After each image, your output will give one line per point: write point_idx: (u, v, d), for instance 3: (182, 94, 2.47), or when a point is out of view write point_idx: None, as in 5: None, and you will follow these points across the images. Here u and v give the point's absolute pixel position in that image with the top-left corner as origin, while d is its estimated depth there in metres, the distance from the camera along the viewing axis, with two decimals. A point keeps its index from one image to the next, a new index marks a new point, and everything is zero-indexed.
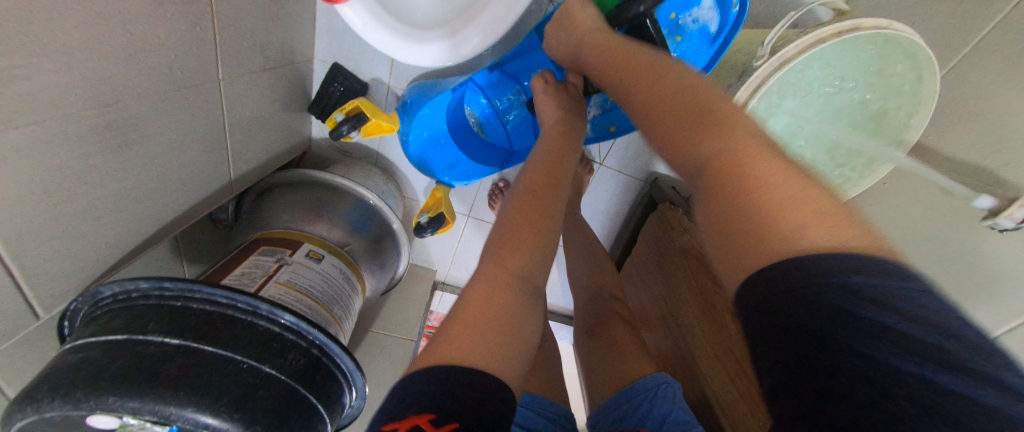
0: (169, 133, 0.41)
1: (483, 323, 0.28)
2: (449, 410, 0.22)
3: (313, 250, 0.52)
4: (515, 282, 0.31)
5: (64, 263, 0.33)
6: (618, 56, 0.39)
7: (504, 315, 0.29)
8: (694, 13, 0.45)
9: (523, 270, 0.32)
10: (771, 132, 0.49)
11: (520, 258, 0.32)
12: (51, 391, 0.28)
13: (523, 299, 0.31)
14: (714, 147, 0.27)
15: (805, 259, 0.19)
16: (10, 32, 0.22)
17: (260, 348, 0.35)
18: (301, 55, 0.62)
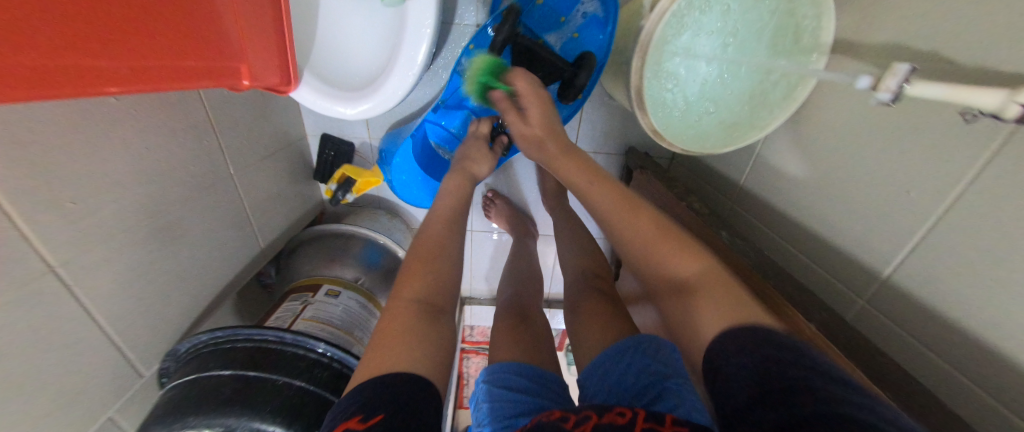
0: (206, 224, 0.54)
1: (391, 344, 0.37)
2: (371, 409, 0.30)
3: (331, 289, 0.62)
4: (410, 305, 0.41)
5: (151, 332, 0.46)
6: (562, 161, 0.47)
7: (408, 336, 0.38)
8: (577, 11, 0.50)
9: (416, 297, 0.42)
10: (688, 77, 0.50)
11: (414, 287, 0.42)
12: (155, 420, 0.40)
13: (421, 315, 0.40)
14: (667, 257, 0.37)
15: (732, 339, 0.28)
16: (41, 178, 0.33)
17: (291, 367, 0.45)
18: (295, 135, 0.76)
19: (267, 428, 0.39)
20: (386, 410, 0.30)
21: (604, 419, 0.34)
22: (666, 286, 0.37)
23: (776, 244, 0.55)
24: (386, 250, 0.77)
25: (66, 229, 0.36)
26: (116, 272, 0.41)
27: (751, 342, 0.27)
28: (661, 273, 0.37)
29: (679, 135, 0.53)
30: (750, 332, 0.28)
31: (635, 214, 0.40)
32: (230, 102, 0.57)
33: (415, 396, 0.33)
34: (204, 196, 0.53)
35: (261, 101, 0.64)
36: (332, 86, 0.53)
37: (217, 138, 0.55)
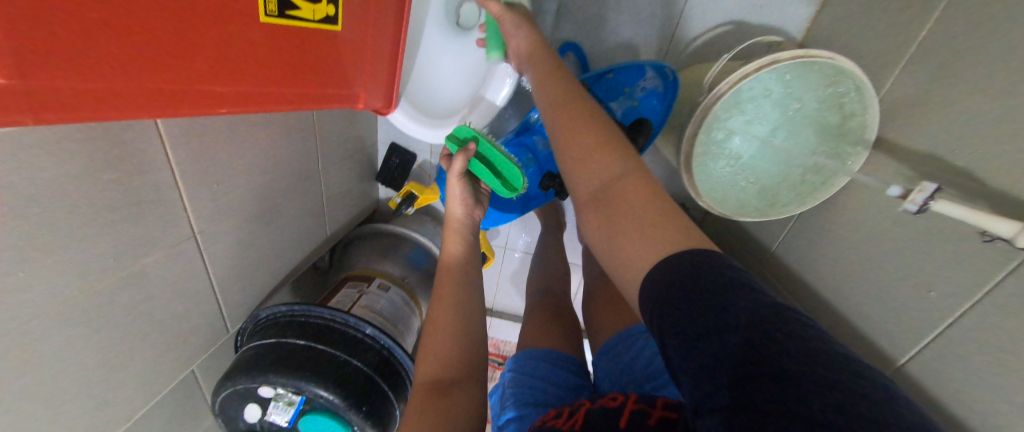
0: (294, 211, 0.63)
1: (416, 417, 0.39)
2: None
3: (382, 283, 0.70)
4: (422, 389, 0.42)
5: (242, 296, 0.55)
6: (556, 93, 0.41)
7: (424, 411, 0.39)
8: (640, 85, 0.56)
9: (433, 376, 0.43)
10: (733, 149, 0.56)
11: (428, 366, 0.44)
12: (238, 372, 0.47)
13: (426, 395, 0.41)
14: (603, 178, 0.34)
15: (686, 282, 0.24)
16: (200, 163, 0.43)
17: (351, 348, 0.52)
18: (369, 141, 0.85)
19: (329, 397, 0.47)
20: None
21: (598, 404, 0.41)
22: (603, 231, 0.33)
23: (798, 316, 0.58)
24: (430, 254, 0.84)
25: (205, 205, 0.45)
26: (229, 243, 0.50)
27: (690, 272, 0.24)
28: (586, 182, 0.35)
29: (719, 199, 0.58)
30: (703, 265, 0.24)
31: (580, 129, 0.37)
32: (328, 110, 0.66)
33: None
34: (296, 188, 0.62)
35: (350, 110, 0.74)
36: (421, 112, 0.61)
37: (313, 140, 0.64)
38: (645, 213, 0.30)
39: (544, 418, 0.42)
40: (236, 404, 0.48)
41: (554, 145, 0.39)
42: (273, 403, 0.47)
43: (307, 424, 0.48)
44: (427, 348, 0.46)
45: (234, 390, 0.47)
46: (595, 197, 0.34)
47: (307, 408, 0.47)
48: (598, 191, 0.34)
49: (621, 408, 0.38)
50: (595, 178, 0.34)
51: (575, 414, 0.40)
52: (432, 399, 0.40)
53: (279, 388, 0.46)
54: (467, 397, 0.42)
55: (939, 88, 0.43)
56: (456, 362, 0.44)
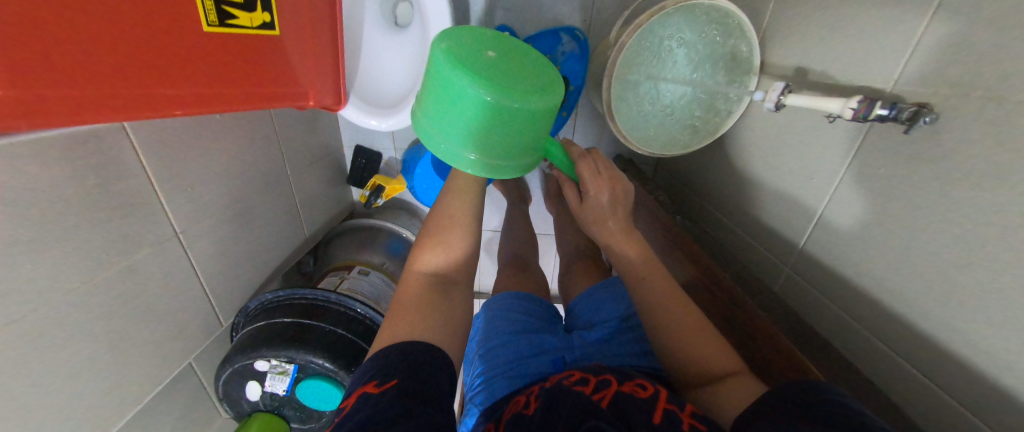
0: (267, 213, 0.68)
1: (412, 309, 0.43)
2: (389, 378, 0.35)
3: (362, 269, 0.75)
4: (422, 279, 0.47)
5: (229, 291, 0.60)
6: (677, 317, 0.42)
7: (420, 306, 0.44)
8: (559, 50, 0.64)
9: (434, 269, 0.48)
10: (647, 94, 0.62)
11: (430, 260, 0.48)
12: (234, 353, 0.53)
13: (434, 291, 0.46)
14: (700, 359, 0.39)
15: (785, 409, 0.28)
16: (172, 169, 0.48)
17: (334, 320, 0.57)
18: (334, 146, 0.91)
19: (318, 361, 0.52)
20: (397, 377, 0.35)
21: (625, 389, 0.41)
22: (692, 351, 0.40)
23: (732, 233, 0.65)
24: (407, 243, 0.90)
25: (183, 207, 0.51)
26: (209, 241, 0.55)
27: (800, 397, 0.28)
28: (704, 364, 0.39)
29: (645, 140, 0.66)
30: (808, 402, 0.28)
31: (684, 312, 0.43)
32: (288, 118, 0.72)
33: (422, 366, 0.37)
34: (266, 192, 0.67)
35: (310, 118, 0.80)
36: (372, 105, 0.68)
37: (277, 146, 0.69)
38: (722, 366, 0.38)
39: (568, 379, 0.46)
40: (237, 383, 0.54)
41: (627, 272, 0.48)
42: (269, 375, 0.53)
43: (303, 389, 0.53)
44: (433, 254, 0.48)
45: (233, 369, 0.52)
46: (692, 343, 0.40)
47: (301, 375, 0.53)
48: (688, 341, 0.40)
49: (654, 402, 0.37)
50: (688, 325, 0.41)
51: (602, 388, 0.42)
52: (436, 292, 0.46)
53: (273, 360, 0.52)
54: (459, 306, 0.47)
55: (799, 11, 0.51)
56: (462, 264, 0.49)
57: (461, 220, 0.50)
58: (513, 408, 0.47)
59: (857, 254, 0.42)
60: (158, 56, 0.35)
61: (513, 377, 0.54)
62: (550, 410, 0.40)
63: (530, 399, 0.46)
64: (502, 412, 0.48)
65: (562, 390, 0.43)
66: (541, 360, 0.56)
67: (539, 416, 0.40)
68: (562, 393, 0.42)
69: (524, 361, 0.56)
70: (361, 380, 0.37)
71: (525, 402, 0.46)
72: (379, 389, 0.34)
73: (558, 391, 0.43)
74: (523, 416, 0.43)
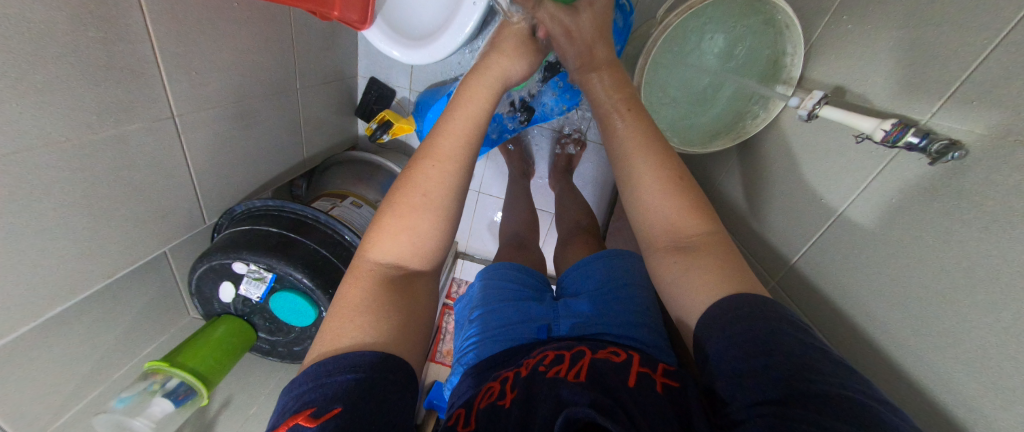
0: (267, 122, 0.66)
1: (361, 302, 0.37)
2: (326, 404, 0.30)
3: (355, 201, 0.74)
4: (374, 270, 0.39)
5: (217, 189, 0.59)
6: (676, 212, 0.40)
7: (373, 299, 0.37)
8: None
9: (392, 256, 0.40)
10: None
11: (382, 247, 0.40)
12: (213, 250, 0.52)
13: (390, 285, 0.39)
14: (677, 268, 0.38)
15: (751, 335, 0.30)
16: (179, 47, 0.46)
17: (320, 240, 0.57)
18: (348, 73, 0.88)
19: (296, 275, 0.51)
20: (342, 401, 0.30)
21: (598, 356, 0.46)
22: (675, 260, 0.39)
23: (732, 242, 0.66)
24: None
25: (183, 90, 0.48)
26: (204, 135, 0.53)
27: (755, 322, 0.30)
28: (676, 262, 0.39)
29: (667, 131, 0.65)
30: (757, 341, 0.29)
31: (677, 215, 0.40)
32: (307, 28, 0.68)
33: (383, 373, 0.33)
34: (271, 99, 0.65)
35: (330, 36, 0.76)
36: (399, 33, 0.65)
37: (291, 55, 0.66)
38: (699, 268, 0.37)
39: (542, 363, 0.46)
40: (212, 281, 0.53)
41: (626, 179, 0.44)
42: (246, 279, 0.52)
43: (277, 299, 0.53)
44: (405, 223, 0.41)
45: (209, 265, 0.51)
46: (671, 235, 0.40)
47: (278, 286, 0.52)
48: (675, 240, 0.40)
49: (629, 366, 0.43)
50: (675, 228, 0.40)
51: (578, 360, 0.45)
52: (391, 288, 0.38)
53: (251, 265, 0.51)
54: (420, 303, 0.41)
55: (851, 29, 0.49)
56: (428, 254, 0.42)
57: (434, 197, 0.41)
58: (486, 396, 0.45)
59: (853, 279, 0.42)
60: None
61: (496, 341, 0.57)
62: (528, 402, 0.40)
63: (506, 387, 0.45)
64: (474, 399, 0.47)
65: (536, 380, 0.43)
66: (526, 326, 0.58)
67: (517, 407, 0.40)
68: (538, 383, 0.42)
69: (509, 326, 0.58)
70: (291, 408, 0.31)
71: (499, 389, 0.45)
72: (314, 423, 0.29)
73: (538, 379, 0.43)
74: (497, 407, 0.42)
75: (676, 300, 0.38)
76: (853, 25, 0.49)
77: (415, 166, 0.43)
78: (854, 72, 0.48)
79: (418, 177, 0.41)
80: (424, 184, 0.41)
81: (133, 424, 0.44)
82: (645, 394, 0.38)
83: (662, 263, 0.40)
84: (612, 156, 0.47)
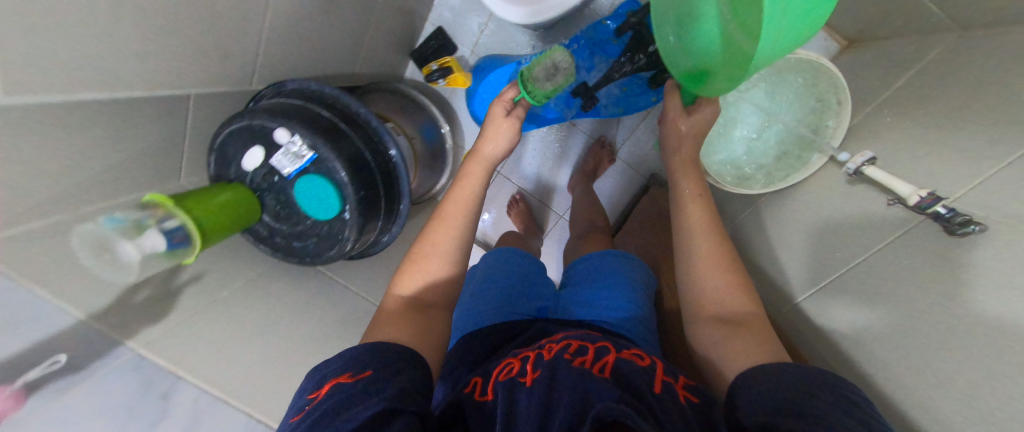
0: (343, 19, 0.65)
1: (391, 320, 0.50)
2: (363, 367, 0.40)
3: (395, 128, 0.72)
4: (401, 299, 0.53)
5: (271, 61, 0.56)
6: (729, 283, 0.52)
7: (398, 318, 0.50)
8: None
9: (414, 293, 0.54)
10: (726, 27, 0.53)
11: (409, 282, 0.55)
12: (260, 110, 0.49)
13: (414, 311, 0.51)
14: (718, 333, 0.48)
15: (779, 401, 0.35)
16: None
17: (367, 143, 0.55)
18: (420, 14, 0.88)
19: (337, 164, 0.49)
20: (372, 368, 0.40)
21: (623, 356, 0.47)
22: (719, 329, 0.49)
23: None
24: (439, 137, 0.87)
25: None
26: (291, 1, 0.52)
27: (799, 393, 0.35)
28: (722, 321, 0.49)
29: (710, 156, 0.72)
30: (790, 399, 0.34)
31: (727, 290, 0.51)
32: None
33: (400, 360, 0.43)
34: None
35: None
36: None
37: None
38: (744, 341, 0.46)
39: (565, 352, 0.49)
40: (243, 141, 0.50)
41: (687, 252, 0.56)
42: (280, 151, 0.48)
43: (304, 182, 0.50)
44: (426, 269, 0.55)
45: (249, 123, 0.48)
46: (717, 309, 0.51)
47: (311, 169, 0.50)
48: (719, 313, 0.50)
49: (654, 374, 0.45)
50: (720, 305, 0.51)
51: (601, 355, 0.47)
52: (413, 314, 0.51)
53: (295, 137, 0.48)
54: (435, 325, 0.52)
55: (895, 117, 0.57)
56: (438, 290, 0.55)
57: (443, 249, 0.57)
58: (506, 371, 0.49)
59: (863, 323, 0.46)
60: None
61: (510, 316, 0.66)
62: (548, 386, 0.43)
63: (526, 367, 0.48)
64: (495, 369, 0.50)
65: (559, 367, 0.45)
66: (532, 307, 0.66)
67: (540, 386, 0.43)
68: (560, 369, 0.45)
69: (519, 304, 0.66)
70: (334, 371, 0.40)
71: (520, 369, 0.48)
72: (352, 379, 0.38)
73: (562, 367, 0.45)
74: (519, 384, 0.45)
75: (719, 361, 0.47)
76: (896, 115, 0.57)
77: (428, 227, 0.59)
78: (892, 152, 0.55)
79: (431, 234, 0.57)
80: (432, 237, 0.57)
81: (120, 246, 0.38)
82: (672, 400, 0.40)
83: (704, 325, 0.51)
84: (678, 231, 0.59)
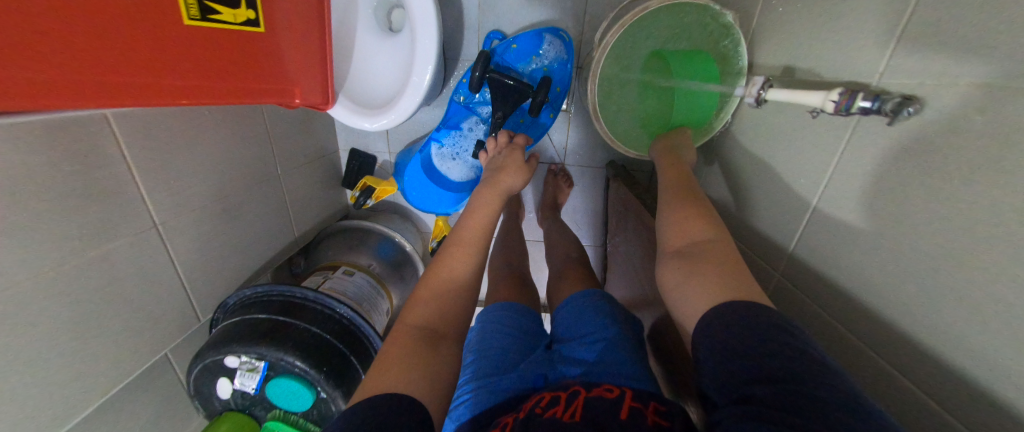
0: (255, 211, 0.69)
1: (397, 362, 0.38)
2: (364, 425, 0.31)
3: (347, 270, 0.73)
4: (411, 331, 0.42)
5: (205, 285, 0.59)
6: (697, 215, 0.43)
7: (419, 355, 0.39)
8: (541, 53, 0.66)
9: (422, 321, 0.43)
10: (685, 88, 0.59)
11: (419, 312, 0.44)
12: (207, 348, 0.52)
13: (422, 341, 0.41)
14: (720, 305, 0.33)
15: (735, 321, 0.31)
16: (163, 161, 0.50)
17: (313, 319, 0.56)
18: (330, 149, 0.92)
19: (288, 358, 0.51)
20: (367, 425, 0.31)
21: (591, 393, 0.43)
22: (698, 277, 0.37)
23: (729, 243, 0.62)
24: (398, 246, 0.88)
25: (163, 199, 0.51)
26: (187, 234, 0.55)
27: (753, 319, 0.30)
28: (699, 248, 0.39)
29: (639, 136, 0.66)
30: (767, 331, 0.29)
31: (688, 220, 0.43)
32: (282, 118, 0.73)
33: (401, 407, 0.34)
34: (254, 190, 0.68)
35: (307, 118, 0.81)
36: (360, 105, 0.69)
37: (269, 146, 0.70)
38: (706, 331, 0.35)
39: (538, 404, 0.43)
40: (208, 380, 0.53)
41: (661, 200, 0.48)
42: (239, 373, 0.51)
43: (273, 387, 0.52)
44: (435, 285, 0.47)
45: (203, 364, 0.51)
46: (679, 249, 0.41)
47: (272, 374, 0.51)
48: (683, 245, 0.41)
49: (621, 402, 0.41)
50: (685, 237, 0.41)
51: (573, 400, 0.42)
52: (425, 347, 0.40)
53: (243, 356, 0.50)
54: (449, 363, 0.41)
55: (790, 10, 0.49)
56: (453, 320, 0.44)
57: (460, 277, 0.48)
58: None
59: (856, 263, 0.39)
60: (132, 42, 0.35)
61: (491, 390, 0.49)
62: None
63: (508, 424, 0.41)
64: None
65: (536, 422, 0.40)
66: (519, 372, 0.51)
67: None
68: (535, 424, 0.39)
69: (506, 373, 0.51)
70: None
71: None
72: None
73: (532, 422, 0.39)
74: None
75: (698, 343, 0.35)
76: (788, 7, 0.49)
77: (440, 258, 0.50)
78: (804, 49, 0.47)
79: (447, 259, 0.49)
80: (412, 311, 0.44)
81: None
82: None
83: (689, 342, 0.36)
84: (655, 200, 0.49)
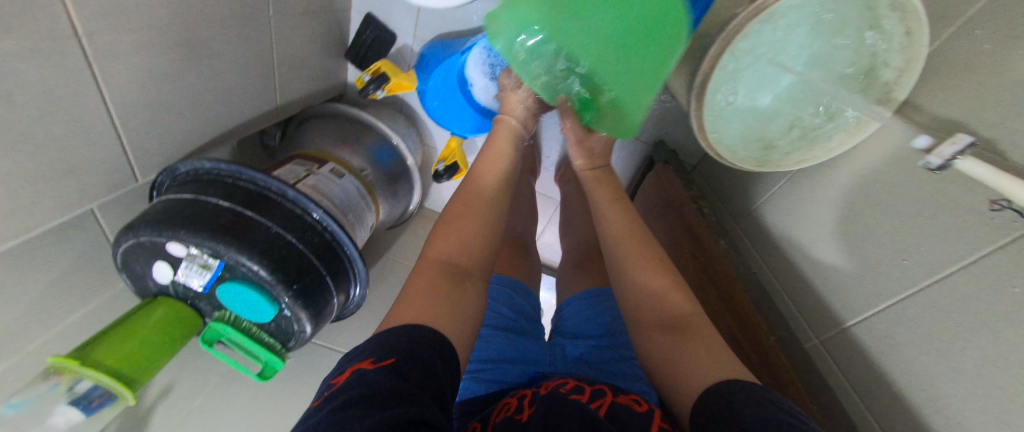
0: (231, 57, 0.52)
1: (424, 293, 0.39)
2: (385, 355, 0.31)
3: (336, 169, 0.61)
4: (435, 265, 0.43)
5: (149, 139, 0.45)
6: (657, 279, 0.47)
7: (441, 285, 0.40)
8: None
9: (444, 254, 0.44)
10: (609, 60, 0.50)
11: (440, 244, 0.45)
12: (144, 222, 0.40)
13: (445, 276, 0.41)
14: (699, 368, 0.36)
15: (714, 393, 0.32)
16: None
17: (292, 224, 0.46)
18: (340, 4, 0.71)
19: (247, 262, 0.41)
20: (398, 356, 0.31)
21: (620, 399, 0.41)
22: (673, 342, 0.40)
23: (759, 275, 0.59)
24: (397, 153, 0.75)
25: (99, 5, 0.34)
26: (130, 62, 0.39)
27: (730, 387, 0.32)
28: (669, 312, 0.44)
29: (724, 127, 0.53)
30: (738, 396, 0.31)
31: (659, 283, 0.47)
32: None
33: (431, 343, 0.33)
34: (234, 29, 0.50)
35: None
36: None
37: None
38: (687, 394, 0.36)
39: (562, 386, 0.43)
40: (142, 259, 0.42)
41: (618, 259, 0.52)
42: (186, 264, 0.42)
43: (224, 292, 0.43)
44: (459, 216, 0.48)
45: (138, 241, 0.40)
46: (665, 318, 0.43)
47: (226, 275, 0.42)
48: (661, 319, 0.44)
49: (650, 417, 0.37)
50: (666, 307, 0.44)
51: (598, 398, 0.41)
52: (449, 280, 0.41)
53: (192, 248, 0.40)
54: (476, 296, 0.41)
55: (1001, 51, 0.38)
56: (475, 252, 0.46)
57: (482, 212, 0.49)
58: (502, 411, 0.41)
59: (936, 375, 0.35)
60: None
61: (486, 377, 0.49)
62: (547, 416, 0.36)
63: (522, 403, 0.41)
64: (489, 413, 0.42)
65: (557, 396, 0.40)
66: (516, 366, 0.50)
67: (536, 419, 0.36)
68: (559, 398, 0.39)
69: (501, 364, 0.50)
70: (354, 359, 0.32)
71: (516, 406, 0.41)
72: (374, 365, 0.30)
73: (556, 398, 0.39)
74: (515, 419, 0.38)
75: (677, 387, 0.37)
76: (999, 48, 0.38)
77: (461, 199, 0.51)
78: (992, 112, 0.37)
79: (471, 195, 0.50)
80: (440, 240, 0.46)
81: None
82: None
83: (674, 396, 0.38)
84: (616, 261, 0.52)
